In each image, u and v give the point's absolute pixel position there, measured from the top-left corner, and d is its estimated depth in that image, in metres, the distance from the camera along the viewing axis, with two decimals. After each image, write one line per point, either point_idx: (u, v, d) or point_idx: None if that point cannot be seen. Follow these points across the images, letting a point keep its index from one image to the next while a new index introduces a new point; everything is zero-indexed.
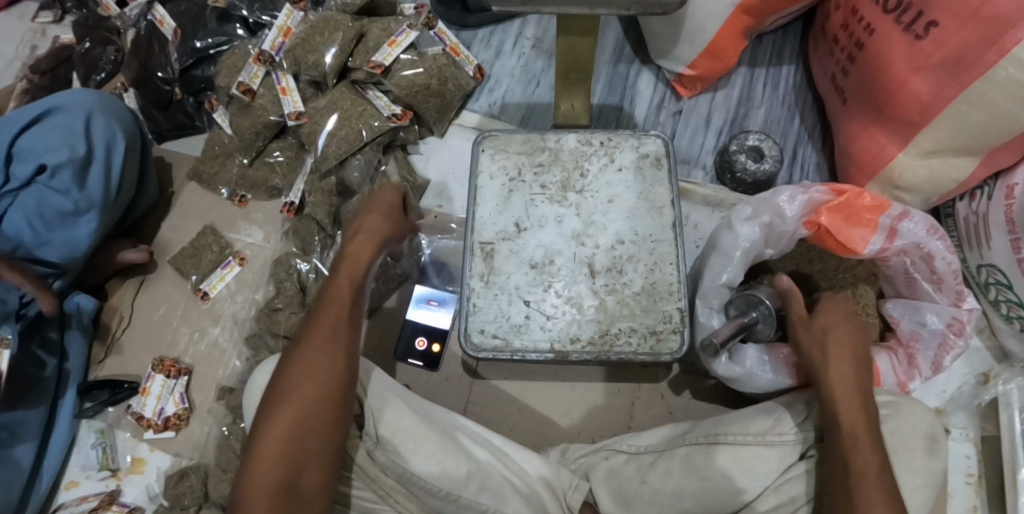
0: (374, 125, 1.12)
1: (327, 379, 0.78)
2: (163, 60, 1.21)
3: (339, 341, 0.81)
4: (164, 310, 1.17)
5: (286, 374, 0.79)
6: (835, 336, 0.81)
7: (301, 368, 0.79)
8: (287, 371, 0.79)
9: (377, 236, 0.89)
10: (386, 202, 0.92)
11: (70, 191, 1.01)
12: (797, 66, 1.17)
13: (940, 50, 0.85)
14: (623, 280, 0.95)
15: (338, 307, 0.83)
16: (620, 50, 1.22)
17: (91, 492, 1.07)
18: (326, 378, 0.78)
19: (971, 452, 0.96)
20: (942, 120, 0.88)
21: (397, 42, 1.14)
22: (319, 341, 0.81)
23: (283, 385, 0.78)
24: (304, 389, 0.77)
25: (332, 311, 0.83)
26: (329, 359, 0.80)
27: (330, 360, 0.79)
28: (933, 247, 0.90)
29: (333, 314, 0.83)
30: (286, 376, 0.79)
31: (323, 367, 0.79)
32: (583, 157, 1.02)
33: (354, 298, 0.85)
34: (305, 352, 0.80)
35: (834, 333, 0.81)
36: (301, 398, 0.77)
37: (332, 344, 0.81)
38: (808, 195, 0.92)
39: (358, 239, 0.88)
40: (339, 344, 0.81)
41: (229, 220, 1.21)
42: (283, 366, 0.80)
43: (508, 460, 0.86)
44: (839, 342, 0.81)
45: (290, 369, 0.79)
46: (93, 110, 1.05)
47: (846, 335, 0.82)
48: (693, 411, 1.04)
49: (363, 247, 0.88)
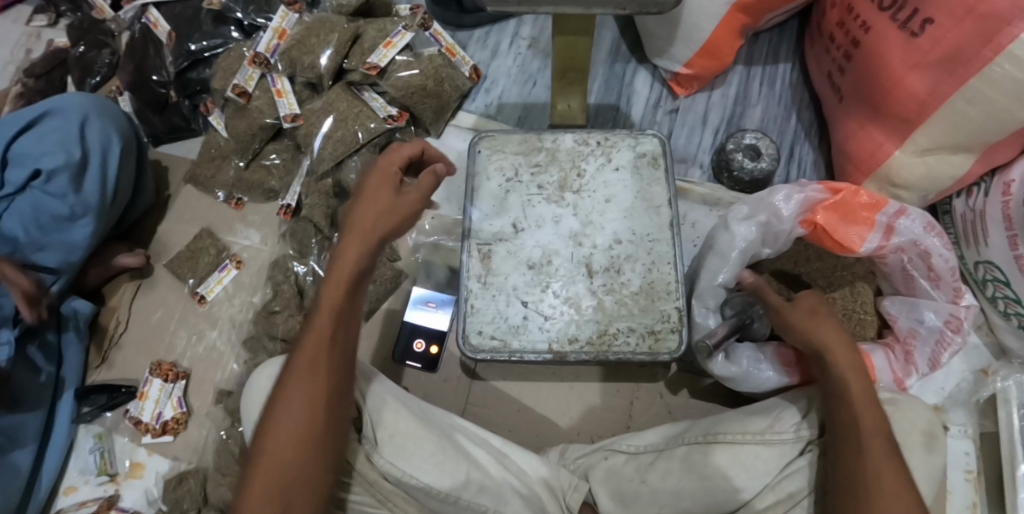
0: (370, 126, 1.11)
1: (310, 413, 0.74)
2: (158, 63, 1.21)
3: (322, 374, 0.75)
4: (161, 313, 1.17)
5: (270, 410, 0.75)
6: (817, 322, 0.81)
7: (285, 405, 0.74)
8: (271, 406, 0.75)
9: (371, 232, 0.78)
10: (384, 184, 0.81)
11: (66, 196, 1.01)
12: (794, 64, 1.17)
13: (937, 48, 0.85)
14: (621, 279, 0.95)
15: (322, 332, 0.76)
16: (617, 48, 1.22)
17: (90, 497, 1.06)
18: (309, 413, 0.74)
19: (970, 449, 0.96)
20: (939, 117, 0.88)
21: (393, 43, 1.13)
22: (301, 374, 0.75)
23: (268, 422, 0.74)
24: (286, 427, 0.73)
25: (315, 336, 0.76)
26: (311, 394, 0.74)
27: (311, 393, 0.74)
28: (930, 244, 0.90)
29: (316, 340, 0.75)
30: (271, 413, 0.74)
31: (305, 402, 0.74)
32: (580, 157, 1.02)
33: (343, 317, 0.77)
34: (287, 385, 0.75)
35: (817, 320, 0.81)
36: (284, 438, 0.73)
37: (314, 377, 0.74)
38: (805, 194, 0.93)
39: (349, 250, 0.77)
40: (322, 377, 0.75)
41: (226, 223, 1.21)
42: (269, 401, 0.76)
43: (507, 460, 0.87)
44: (824, 326, 0.80)
45: (274, 404, 0.75)
46: (87, 113, 1.04)
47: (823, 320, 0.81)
48: (692, 410, 1.04)
49: (354, 253, 0.78)
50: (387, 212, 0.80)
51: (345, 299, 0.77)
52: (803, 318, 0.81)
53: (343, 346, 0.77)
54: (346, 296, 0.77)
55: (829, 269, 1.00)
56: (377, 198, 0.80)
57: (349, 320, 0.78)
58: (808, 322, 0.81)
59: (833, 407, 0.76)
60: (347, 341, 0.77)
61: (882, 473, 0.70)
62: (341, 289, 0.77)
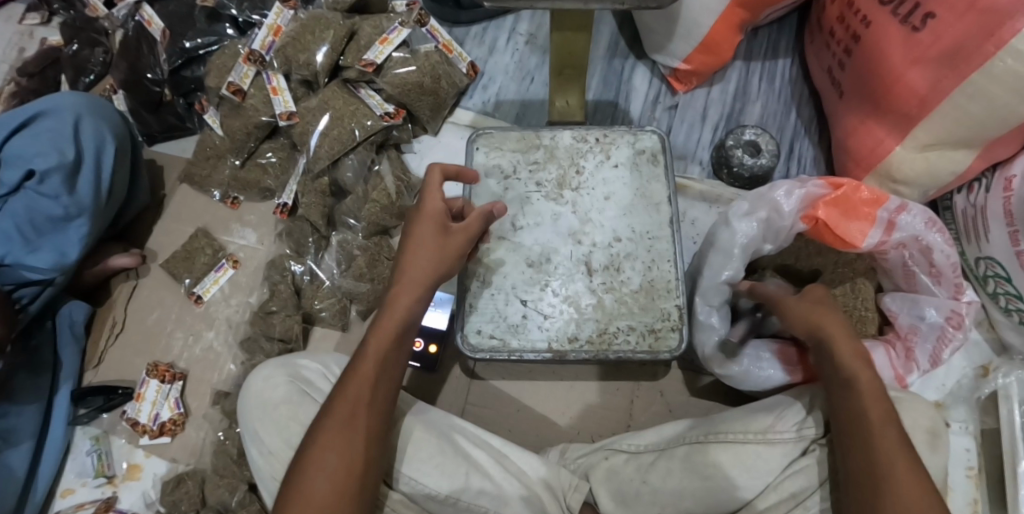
0: (366, 124, 1.09)
1: (349, 469, 0.70)
2: (152, 61, 1.19)
3: (359, 421, 0.73)
4: (158, 314, 1.16)
5: (304, 465, 0.71)
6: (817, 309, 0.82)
7: (322, 460, 0.70)
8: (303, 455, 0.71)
9: (420, 284, 0.77)
10: (429, 228, 0.78)
11: (60, 197, 0.99)
12: (793, 59, 1.16)
13: (938, 43, 0.84)
14: (620, 278, 0.94)
15: (365, 386, 0.74)
16: (615, 44, 1.21)
17: (87, 499, 1.06)
18: (348, 469, 0.70)
19: (971, 446, 0.96)
20: (940, 113, 0.87)
21: (389, 40, 1.13)
22: (338, 421, 0.72)
23: (300, 477, 0.70)
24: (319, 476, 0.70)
25: (357, 390, 0.74)
26: (348, 441, 0.71)
27: (348, 441, 0.72)
28: (931, 240, 0.90)
29: (358, 394, 0.74)
30: (303, 468, 0.70)
31: (344, 456, 0.71)
32: (578, 154, 1.01)
33: (385, 371, 0.76)
34: (324, 439, 0.71)
35: (818, 309, 0.82)
36: (319, 496, 0.69)
37: (355, 430, 0.72)
38: (806, 189, 0.91)
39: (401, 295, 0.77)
40: (360, 424, 0.73)
41: (222, 223, 1.20)
42: (300, 454, 0.72)
43: (507, 461, 0.87)
44: (825, 326, 0.79)
45: (309, 458, 0.71)
46: (81, 113, 1.03)
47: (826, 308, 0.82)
48: (693, 409, 1.03)
49: (403, 307, 0.77)
50: (432, 259, 0.77)
51: (389, 354, 0.76)
52: (799, 305, 0.83)
53: (384, 400, 0.75)
54: (391, 351, 0.76)
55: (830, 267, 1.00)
56: (427, 243, 0.78)
57: (391, 375, 0.76)
58: (807, 310, 0.82)
59: (837, 399, 0.75)
60: (388, 397, 0.76)
61: (889, 469, 0.68)
62: (386, 346, 0.76)
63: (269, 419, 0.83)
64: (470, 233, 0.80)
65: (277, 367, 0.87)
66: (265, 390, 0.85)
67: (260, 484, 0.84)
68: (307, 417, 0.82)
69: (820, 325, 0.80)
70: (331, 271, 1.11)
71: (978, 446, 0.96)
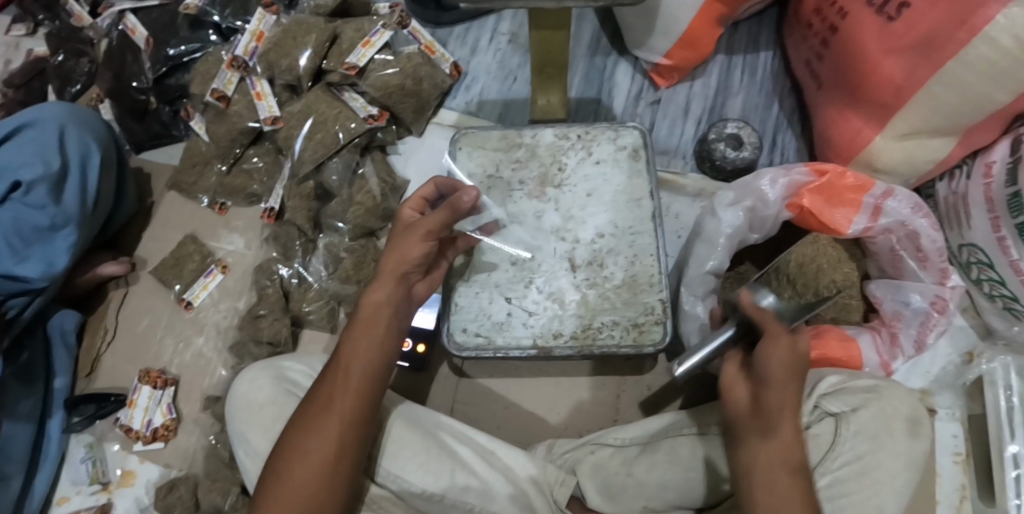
0: (350, 126, 1.11)
1: (324, 457, 0.72)
2: (137, 69, 1.20)
3: (336, 412, 0.73)
4: (148, 321, 1.17)
5: (282, 452, 0.73)
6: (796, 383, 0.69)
7: (299, 447, 0.72)
8: (284, 445, 0.73)
9: (392, 271, 0.79)
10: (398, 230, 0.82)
11: (46, 207, 1.00)
12: (774, 52, 1.17)
13: (912, 32, 0.84)
14: (604, 273, 0.95)
15: (342, 375, 0.75)
16: (597, 41, 1.21)
17: (82, 506, 1.06)
18: (323, 457, 0.72)
19: (959, 432, 0.96)
20: (916, 101, 0.88)
21: (371, 43, 1.13)
22: (316, 413, 0.74)
23: (280, 462, 0.73)
24: (296, 465, 0.72)
25: (337, 380, 0.75)
26: (325, 433, 0.72)
27: (327, 430, 0.73)
28: (917, 225, 0.90)
29: (337, 382, 0.75)
30: (282, 454, 0.73)
31: (320, 443, 0.72)
32: (560, 152, 1.02)
33: (364, 360, 0.76)
34: (303, 427, 0.73)
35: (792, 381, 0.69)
36: (295, 481, 0.71)
37: (331, 418, 0.73)
38: (791, 178, 0.92)
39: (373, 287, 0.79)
40: (336, 415, 0.73)
41: (210, 229, 1.21)
42: (281, 442, 0.74)
43: (493, 458, 0.87)
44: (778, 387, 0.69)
45: (287, 445, 0.73)
46: (65, 123, 1.04)
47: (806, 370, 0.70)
48: (682, 402, 1.04)
49: (378, 295, 0.78)
50: (403, 249, 0.79)
51: (370, 343, 0.77)
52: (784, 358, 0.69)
53: (365, 389, 0.75)
54: (368, 340, 0.77)
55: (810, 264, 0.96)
56: (398, 237, 0.81)
57: (373, 364, 0.76)
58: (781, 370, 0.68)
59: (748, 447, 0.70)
60: (369, 385, 0.76)
61: None
62: (367, 336, 0.77)
63: (257, 419, 0.83)
64: (432, 223, 0.79)
65: (263, 369, 0.87)
66: (250, 391, 0.85)
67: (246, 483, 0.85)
68: None
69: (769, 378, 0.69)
70: (319, 273, 1.12)
71: (965, 433, 0.96)
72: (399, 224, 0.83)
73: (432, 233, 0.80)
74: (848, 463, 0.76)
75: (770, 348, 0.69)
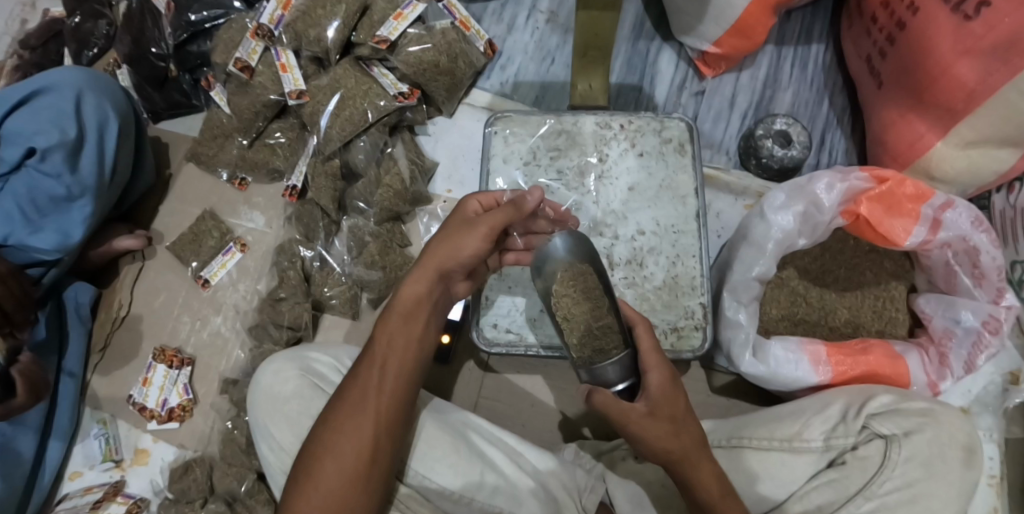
0: (379, 105, 1.05)
1: (359, 458, 0.69)
2: (157, 35, 1.14)
3: (369, 407, 0.71)
4: (164, 297, 1.13)
5: (312, 449, 0.70)
6: (681, 425, 0.67)
7: (331, 443, 0.69)
8: (314, 443, 0.70)
9: (433, 265, 0.76)
10: (455, 222, 0.78)
11: (62, 176, 0.96)
12: (828, 45, 1.10)
13: (991, 33, 0.78)
14: (644, 273, 0.92)
15: (376, 372, 0.73)
16: (640, 24, 1.15)
17: (95, 483, 1.05)
18: (357, 456, 0.69)
19: (995, 454, 0.93)
20: (989, 107, 0.82)
21: (403, 16, 1.07)
22: (347, 409, 0.71)
23: (309, 461, 0.70)
24: (326, 463, 0.69)
25: (369, 375, 0.72)
26: (356, 430, 0.70)
27: (360, 428, 0.70)
28: (978, 241, 0.86)
29: (371, 381, 0.72)
30: (313, 451, 0.70)
31: (354, 443, 0.69)
32: (602, 142, 0.97)
33: (400, 359, 0.74)
34: (333, 422, 0.70)
35: (678, 427, 0.67)
36: (328, 481, 0.68)
37: (366, 416, 0.70)
38: (848, 183, 0.88)
39: (413, 278, 0.76)
40: (369, 411, 0.70)
41: (230, 205, 1.16)
42: (310, 442, 0.71)
43: (520, 458, 0.84)
44: (682, 435, 0.67)
45: (318, 442, 0.70)
46: (82, 89, 0.98)
47: (677, 395, 0.68)
48: (713, 408, 1.01)
49: (417, 288, 0.76)
50: (460, 245, 0.75)
51: (405, 340, 0.75)
52: (659, 426, 0.66)
53: (399, 389, 0.73)
54: (404, 334, 0.75)
55: (851, 281, 0.97)
56: (450, 230, 0.77)
57: (407, 362, 0.74)
58: (666, 436, 0.66)
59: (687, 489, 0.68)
60: (405, 384, 0.74)
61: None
62: (403, 332, 0.75)
63: (281, 415, 0.80)
64: (495, 221, 0.75)
65: (288, 360, 0.84)
66: (274, 384, 0.82)
67: (269, 476, 0.83)
68: (319, 411, 0.80)
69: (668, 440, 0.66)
70: (342, 257, 1.09)
71: (1003, 456, 0.93)
72: (459, 217, 0.78)
73: (493, 232, 0.75)
74: (895, 489, 0.75)
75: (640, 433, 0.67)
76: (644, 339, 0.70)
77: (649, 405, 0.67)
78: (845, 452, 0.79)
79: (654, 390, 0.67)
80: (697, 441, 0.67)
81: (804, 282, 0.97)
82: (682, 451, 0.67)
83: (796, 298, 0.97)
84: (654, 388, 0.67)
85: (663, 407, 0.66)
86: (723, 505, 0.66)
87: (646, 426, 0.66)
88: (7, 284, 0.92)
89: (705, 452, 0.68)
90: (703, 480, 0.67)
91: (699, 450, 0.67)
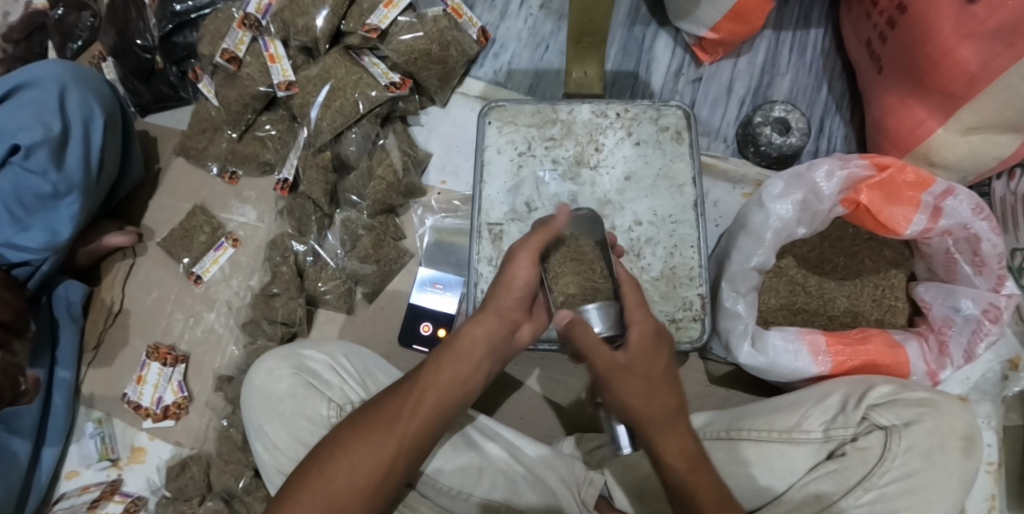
0: (371, 95, 1.03)
1: (371, 472, 0.68)
2: (142, 26, 1.10)
3: (396, 428, 0.69)
4: (156, 294, 1.12)
5: (331, 449, 0.69)
6: (660, 393, 0.65)
7: (350, 449, 0.69)
8: (333, 444, 0.70)
9: (499, 310, 0.71)
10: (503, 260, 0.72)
11: (47, 173, 0.93)
12: (826, 29, 1.08)
13: (993, 17, 0.76)
14: (641, 264, 0.91)
15: (415, 397, 0.69)
16: (636, 10, 1.12)
17: (92, 481, 1.04)
18: (371, 470, 0.68)
19: (992, 441, 0.93)
20: (991, 92, 0.81)
21: (394, 3, 1.04)
22: (375, 422, 0.69)
23: (324, 460, 0.69)
24: (338, 467, 0.68)
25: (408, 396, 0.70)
26: (376, 446, 0.68)
27: (380, 443, 0.68)
28: (978, 228, 0.85)
29: (407, 402, 0.70)
30: (329, 449, 0.69)
31: (373, 454, 0.68)
32: (597, 130, 0.95)
33: (443, 393, 0.70)
34: (357, 430, 0.69)
35: (656, 389, 0.65)
36: (336, 483, 0.67)
37: (391, 436, 0.68)
38: (848, 170, 0.86)
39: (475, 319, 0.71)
40: (394, 431, 0.69)
41: (219, 199, 1.15)
42: (329, 440, 0.70)
43: (518, 452, 0.84)
44: (660, 396, 0.65)
45: (338, 444, 0.69)
46: (67, 84, 0.96)
47: (658, 354, 0.66)
48: (711, 399, 1.00)
49: (477, 332, 0.70)
50: (509, 279, 0.71)
51: (452, 377, 0.70)
52: (637, 383, 0.64)
53: (432, 417, 0.70)
54: (455, 370, 0.70)
55: (852, 271, 0.96)
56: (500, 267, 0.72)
57: (450, 396, 0.70)
58: (648, 399, 0.64)
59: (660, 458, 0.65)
60: (440, 416, 0.70)
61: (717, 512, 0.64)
62: (454, 369, 0.70)
63: (276, 414, 0.80)
64: (536, 243, 0.71)
65: (280, 358, 0.83)
66: (268, 382, 0.82)
67: (264, 476, 0.83)
68: (314, 411, 0.80)
69: (643, 400, 0.64)
70: (335, 251, 1.08)
71: (1001, 442, 0.93)
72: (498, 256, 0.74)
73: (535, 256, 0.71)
74: (894, 480, 0.75)
75: (614, 388, 0.65)
76: (630, 295, 0.69)
77: (627, 356, 0.65)
78: (844, 443, 0.78)
79: (635, 341, 0.66)
80: (677, 405, 0.65)
81: (801, 271, 0.96)
82: (656, 414, 0.64)
83: (794, 287, 0.96)
84: (636, 341, 0.66)
85: (643, 363, 0.65)
86: (693, 476, 0.64)
87: (622, 381, 0.64)
88: (6, 302, 0.95)
89: (682, 424, 0.65)
90: (669, 449, 0.64)
91: (673, 420, 0.65)
